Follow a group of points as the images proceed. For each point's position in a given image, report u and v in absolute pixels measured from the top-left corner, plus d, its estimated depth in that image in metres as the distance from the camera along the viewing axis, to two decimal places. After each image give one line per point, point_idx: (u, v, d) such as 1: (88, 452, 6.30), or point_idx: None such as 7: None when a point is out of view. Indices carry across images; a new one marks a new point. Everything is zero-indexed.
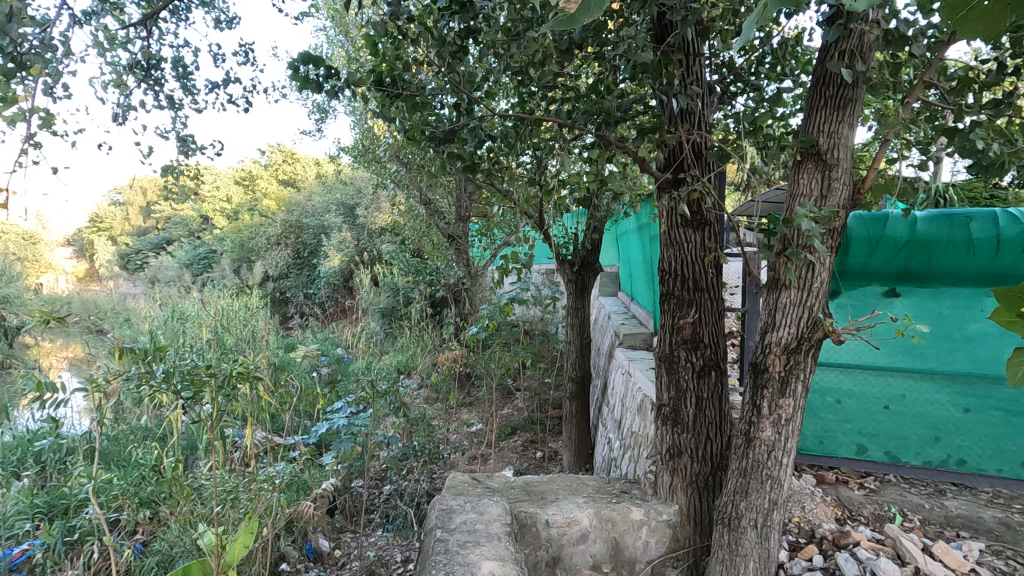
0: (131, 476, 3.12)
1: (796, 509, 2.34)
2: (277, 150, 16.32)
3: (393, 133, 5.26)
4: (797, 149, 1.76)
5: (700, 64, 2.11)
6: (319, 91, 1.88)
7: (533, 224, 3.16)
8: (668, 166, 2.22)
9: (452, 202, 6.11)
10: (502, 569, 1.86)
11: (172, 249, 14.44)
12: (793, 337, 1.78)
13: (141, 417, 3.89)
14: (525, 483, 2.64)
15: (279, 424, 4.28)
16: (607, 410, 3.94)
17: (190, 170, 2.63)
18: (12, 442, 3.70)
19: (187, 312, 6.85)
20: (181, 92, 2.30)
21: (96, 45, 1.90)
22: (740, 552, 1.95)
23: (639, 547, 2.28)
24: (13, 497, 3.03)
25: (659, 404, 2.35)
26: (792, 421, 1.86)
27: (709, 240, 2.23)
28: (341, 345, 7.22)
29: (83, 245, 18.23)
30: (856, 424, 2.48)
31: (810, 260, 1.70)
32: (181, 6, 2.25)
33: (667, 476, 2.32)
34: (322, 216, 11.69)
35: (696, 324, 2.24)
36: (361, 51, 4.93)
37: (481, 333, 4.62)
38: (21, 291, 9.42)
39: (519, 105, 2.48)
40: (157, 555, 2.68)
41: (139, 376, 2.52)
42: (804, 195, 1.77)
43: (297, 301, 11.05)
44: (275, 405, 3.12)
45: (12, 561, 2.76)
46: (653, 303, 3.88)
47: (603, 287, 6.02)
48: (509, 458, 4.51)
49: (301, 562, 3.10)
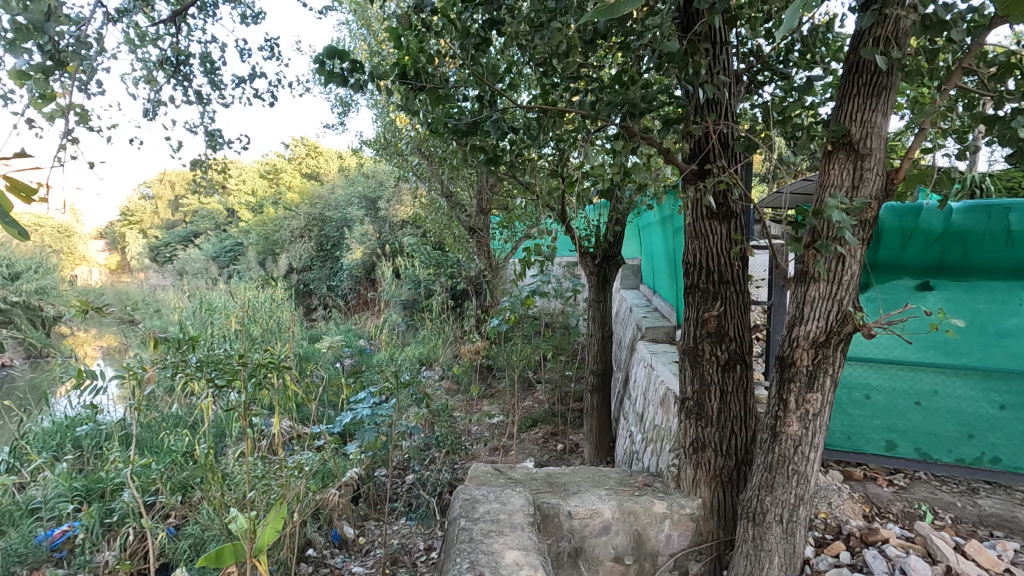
0: (164, 461, 3.22)
1: (822, 505, 2.31)
2: (300, 143, 16.59)
3: (415, 126, 5.28)
4: (828, 139, 1.73)
5: (727, 53, 2.07)
6: (344, 85, 1.90)
7: (555, 217, 3.15)
8: (694, 157, 2.19)
9: (473, 195, 6.12)
10: (526, 558, 1.87)
11: (199, 242, 14.77)
12: (822, 331, 1.75)
13: (173, 405, 4.02)
14: (548, 474, 2.66)
15: (304, 413, 4.37)
16: (629, 404, 3.93)
17: (218, 164, 2.68)
18: (52, 428, 3.86)
19: (214, 303, 7.03)
20: (209, 87, 2.34)
21: (127, 42, 1.94)
22: (764, 547, 1.94)
23: (661, 539, 2.29)
24: (54, 480, 3.16)
25: (682, 397, 2.34)
26: (820, 416, 1.83)
27: (735, 232, 2.20)
28: (364, 337, 7.33)
29: (117, 238, 18.86)
30: (885, 420, 2.44)
31: (841, 253, 1.66)
32: (208, 2, 2.28)
33: (690, 469, 2.32)
34: (344, 209, 11.84)
35: (721, 317, 2.21)
36: (383, 44, 4.96)
37: (502, 325, 4.65)
38: (57, 282, 9.77)
39: (542, 96, 2.46)
40: (190, 538, 2.80)
41: (174, 365, 2.61)
42: (834, 186, 1.73)
43: (321, 293, 11.22)
44: (301, 395, 3.17)
45: (53, 541, 2.91)
46: (677, 296, 3.84)
47: (625, 280, 5.97)
48: (530, 450, 4.54)
49: (326, 548, 3.21)
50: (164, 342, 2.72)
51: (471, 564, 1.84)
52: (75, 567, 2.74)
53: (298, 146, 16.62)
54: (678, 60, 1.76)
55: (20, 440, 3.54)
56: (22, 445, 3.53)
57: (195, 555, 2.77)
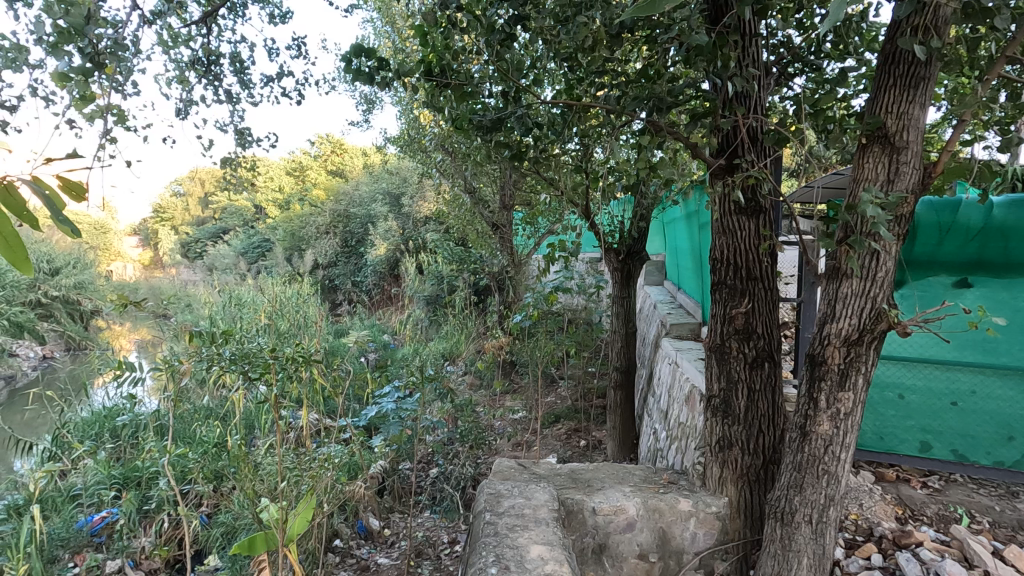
0: (197, 451, 3.32)
1: (853, 506, 2.26)
2: (325, 141, 16.85)
3: (438, 122, 5.32)
4: (862, 132, 1.68)
5: (757, 46, 2.02)
6: (370, 83, 1.93)
7: (579, 213, 3.13)
8: (722, 152, 2.15)
9: (496, 190, 6.12)
10: (551, 553, 1.88)
11: (228, 238, 15.12)
12: (854, 328, 1.71)
13: (205, 398, 4.14)
14: (572, 470, 2.66)
15: (331, 406, 4.44)
16: (653, 400, 3.90)
17: (247, 161, 2.75)
18: (93, 417, 4.03)
19: (243, 298, 7.19)
20: (238, 86, 2.39)
21: (161, 43, 2.00)
22: (793, 547, 1.91)
23: (686, 538, 2.27)
24: (94, 468, 3.28)
25: (708, 395, 2.32)
26: (852, 416, 1.79)
27: (765, 228, 2.16)
28: (388, 332, 7.43)
29: (150, 235, 19.47)
30: (919, 421, 2.38)
31: (875, 248, 1.62)
32: (238, 3, 2.33)
33: (716, 468, 2.29)
34: (369, 205, 11.99)
35: (749, 314, 2.18)
36: (407, 41, 5.00)
37: (525, 321, 4.66)
38: (94, 277, 10.11)
39: (566, 92, 2.44)
40: (223, 527, 2.89)
41: (209, 358, 2.69)
42: (869, 180, 1.69)
43: (346, 288, 11.37)
44: (327, 388, 3.22)
45: (93, 527, 3.03)
46: (703, 292, 3.79)
47: (648, 277, 5.92)
48: (553, 446, 4.54)
49: (353, 539, 3.27)
50: (199, 336, 2.81)
51: (497, 557, 1.86)
52: (113, 551, 2.85)
53: (323, 143, 16.89)
54: (707, 52, 1.73)
55: (61, 429, 3.68)
56: (63, 434, 3.67)
57: (227, 543, 2.87)
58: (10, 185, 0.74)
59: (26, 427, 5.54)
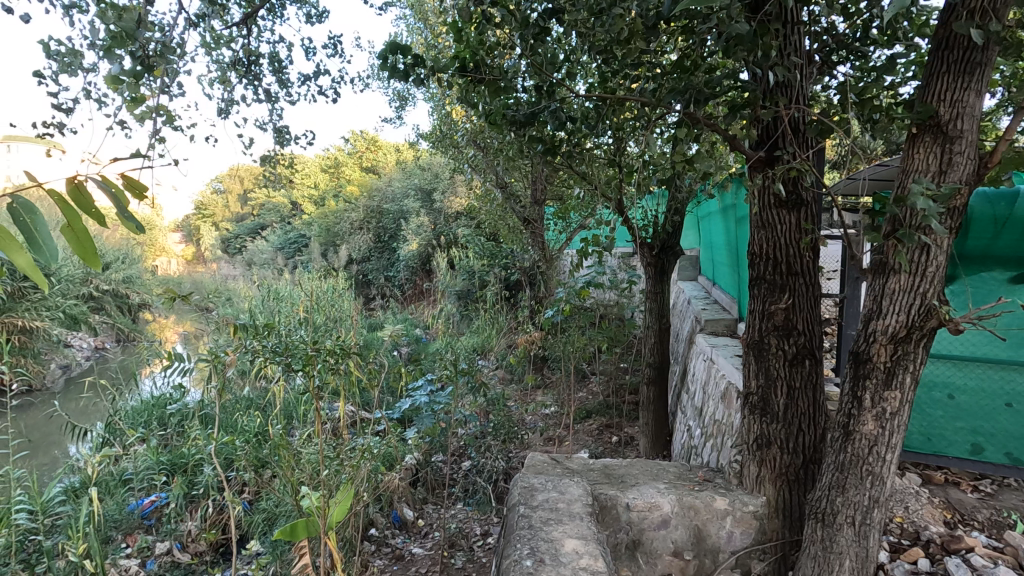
0: (240, 439, 3.46)
1: (899, 508, 2.20)
2: (360, 138, 17.15)
3: (470, 118, 5.33)
4: (913, 121, 1.62)
5: (799, 34, 1.95)
6: (404, 80, 1.97)
7: (612, 208, 3.10)
8: (762, 143, 2.10)
9: (528, 185, 6.10)
10: (585, 548, 1.88)
11: (266, 234, 15.55)
12: (902, 325, 1.65)
13: (246, 389, 4.28)
14: (604, 466, 2.65)
15: (366, 398, 4.53)
16: (687, 397, 3.85)
17: (285, 158, 2.83)
18: (142, 406, 4.22)
19: (280, 293, 7.39)
20: (277, 85, 2.45)
21: (204, 45, 2.07)
22: (835, 549, 1.86)
23: (723, 536, 2.23)
24: (144, 454, 3.44)
25: (746, 392, 2.28)
26: (899, 415, 1.73)
27: (806, 221, 2.10)
28: (420, 327, 7.53)
29: (193, 231, 20.21)
30: (969, 422, 2.29)
31: (925, 242, 1.56)
32: (277, 3, 2.38)
33: (754, 467, 2.26)
34: (401, 201, 12.10)
35: (790, 310, 2.12)
36: (440, 38, 5.02)
37: (557, 316, 4.65)
38: (141, 272, 10.53)
39: (600, 85, 2.41)
40: (265, 513, 3.00)
41: (253, 350, 2.79)
42: (919, 172, 1.63)
43: (379, 283, 11.57)
44: (364, 380, 3.28)
45: (143, 510, 3.18)
46: (740, 288, 3.70)
47: (682, 272, 5.87)
48: (585, 441, 4.54)
49: (388, 528, 3.34)
50: (243, 329, 2.90)
51: (532, 549, 1.87)
52: (161, 534, 3.00)
53: (357, 140, 17.17)
54: (748, 42, 1.68)
55: (114, 416, 3.87)
56: (115, 421, 3.85)
57: (268, 528, 2.98)
58: (80, 184, 0.81)
59: (82, 414, 5.85)
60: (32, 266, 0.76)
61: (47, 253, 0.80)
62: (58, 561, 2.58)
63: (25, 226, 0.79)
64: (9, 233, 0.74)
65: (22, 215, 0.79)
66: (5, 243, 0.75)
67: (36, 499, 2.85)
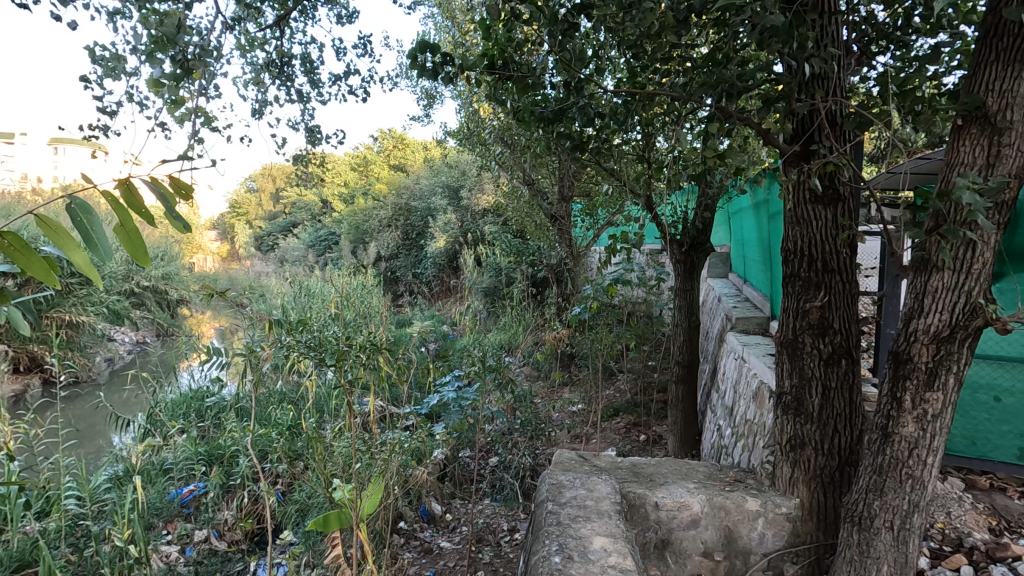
0: (275, 432, 3.56)
1: (940, 514, 2.12)
2: (388, 136, 17.34)
3: (497, 115, 5.33)
4: (958, 113, 1.56)
5: (837, 23, 1.90)
6: (434, 78, 1.99)
7: (641, 204, 3.07)
8: (796, 137, 2.05)
9: (555, 182, 6.08)
10: (614, 546, 1.87)
11: (297, 233, 15.88)
12: (945, 324, 1.59)
13: (280, 383, 4.39)
14: (633, 464, 2.64)
15: (395, 394, 4.60)
16: (717, 396, 3.79)
17: (317, 157, 2.88)
18: (182, 398, 4.38)
19: (312, 289, 7.55)
20: (308, 86, 2.50)
21: (239, 47, 2.13)
22: (872, 553, 1.81)
23: (754, 538, 2.20)
24: (183, 445, 3.57)
25: (779, 392, 2.23)
26: (941, 418, 1.67)
27: (844, 217, 2.04)
28: (447, 324, 7.60)
29: (229, 229, 20.80)
30: (1016, 426, 2.21)
31: (971, 238, 1.50)
32: (308, 5, 2.43)
33: (787, 467, 2.21)
34: (428, 198, 12.18)
35: (825, 309, 2.07)
36: (468, 36, 5.03)
37: (584, 313, 4.64)
38: (180, 270, 10.89)
39: (629, 80, 2.38)
40: (298, 504, 3.09)
41: (289, 344, 2.87)
42: (965, 165, 1.57)
43: (407, 280, 11.71)
44: (393, 376, 3.32)
45: (182, 499, 3.31)
46: (773, 285, 3.61)
47: (712, 269, 5.77)
48: (612, 439, 4.52)
49: (416, 522, 3.38)
50: (277, 325, 2.98)
51: (560, 546, 1.87)
52: (200, 522, 3.12)
53: (385, 138, 17.33)
54: (784, 35, 1.64)
55: (155, 408, 4.02)
56: (156, 413, 4.00)
57: (301, 519, 3.05)
58: (131, 183, 0.84)
59: (124, 405, 6.10)
60: (89, 263, 0.80)
61: (102, 252, 0.84)
62: (105, 546, 2.70)
63: (82, 225, 0.82)
64: (67, 233, 0.78)
65: (79, 216, 0.83)
66: (63, 241, 0.79)
67: (84, 486, 2.98)
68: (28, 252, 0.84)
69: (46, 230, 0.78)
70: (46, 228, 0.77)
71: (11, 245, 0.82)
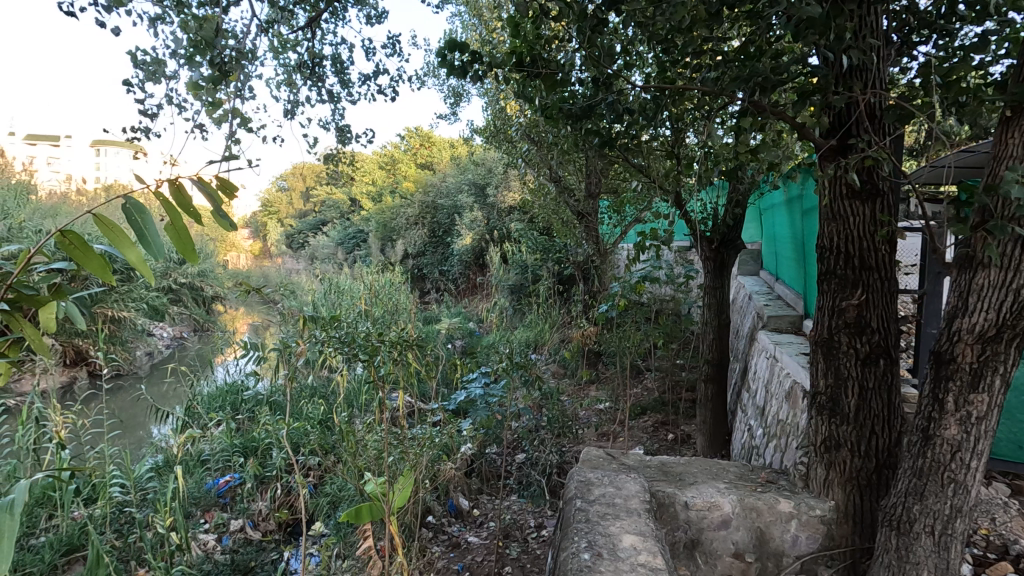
0: (306, 426, 3.64)
1: (983, 520, 2.06)
2: (415, 134, 17.46)
3: (524, 112, 5.32)
4: (1006, 104, 1.50)
5: (876, 13, 1.83)
6: (462, 76, 2.00)
7: (670, 201, 3.04)
8: (832, 131, 2.00)
9: (582, 179, 6.04)
10: (643, 544, 1.86)
11: (326, 231, 16.16)
12: (991, 324, 1.54)
13: (311, 378, 4.49)
14: (662, 463, 2.62)
15: (422, 390, 4.65)
16: (748, 395, 3.73)
17: (347, 156, 2.93)
18: (217, 392, 4.51)
19: (341, 287, 7.68)
20: (338, 86, 2.55)
21: (272, 50, 2.18)
22: (911, 558, 1.76)
23: (787, 540, 2.16)
24: (220, 437, 3.69)
25: (813, 392, 2.18)
26: (986, 420, 1.62)
27: (882, 212, 1.98)
28: (473, 321, 7.65)
29: (261, 228, 21.31)
30: None
31: (1020, 234, 1.45)
32: (338, 6, 2.47)
33: (821, 469, 2.16)
34: (454, 196, 12.24)
35: (863, 307, 2.01)
36: (494, 34, 5.03)
37: (611, 311, 4.61)
38: (214, 267, 11.22)
39: (658, 75, 2.35)
40: (330, 495, 3.16)
41: (320, 341, 2.93)
42: (1014, 158, 1.50)
43: (434, 277, 11.82)
44: (421, 372, 3.36)
45: (219, 489, 3.41)
46: (807, 282, 3.52)
47: (743, 266, 5.66)
48: (639, 438, 4.50)
49: (444, 517, 3.43)
50: (309, 320, 3.05)
51: (589, 544, 1.87)
52: (236, 512, 3.22)
53: (412, 137, 17.45)
54: (820, 26, 1.59)
55: (193, 401, 4.16)
56: (194, 406, 4.13)
57: (332, 511, 3.12)
58: (181, 184, 0.87)
59: (164, 398, 6.32)
60: (140, 260, 0.84)
61: (154, 250, 0.87)
62: (147, 533, 2.81)
63: (137, 224, 0.86)
64: (121, 230, 0.81)
65: (134, 215, 0.87)
66: (119, 239, 0.82)
67: (128, 474, 3.10)
68: (86, 250, 0.89)
69: (103, 228, 0.81)
70: (102, 226, 0.81)
71: (70, 242, 0.86)
